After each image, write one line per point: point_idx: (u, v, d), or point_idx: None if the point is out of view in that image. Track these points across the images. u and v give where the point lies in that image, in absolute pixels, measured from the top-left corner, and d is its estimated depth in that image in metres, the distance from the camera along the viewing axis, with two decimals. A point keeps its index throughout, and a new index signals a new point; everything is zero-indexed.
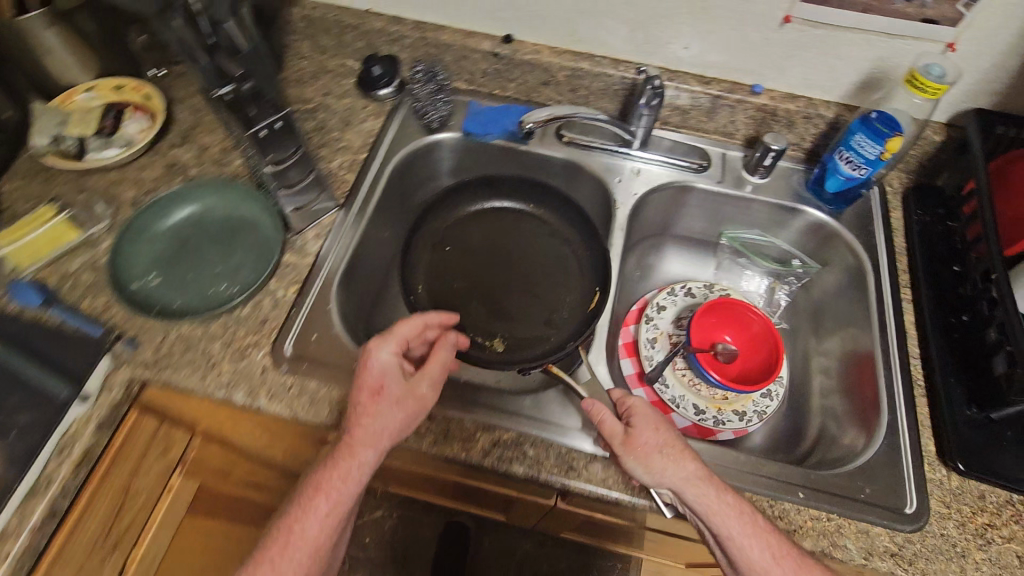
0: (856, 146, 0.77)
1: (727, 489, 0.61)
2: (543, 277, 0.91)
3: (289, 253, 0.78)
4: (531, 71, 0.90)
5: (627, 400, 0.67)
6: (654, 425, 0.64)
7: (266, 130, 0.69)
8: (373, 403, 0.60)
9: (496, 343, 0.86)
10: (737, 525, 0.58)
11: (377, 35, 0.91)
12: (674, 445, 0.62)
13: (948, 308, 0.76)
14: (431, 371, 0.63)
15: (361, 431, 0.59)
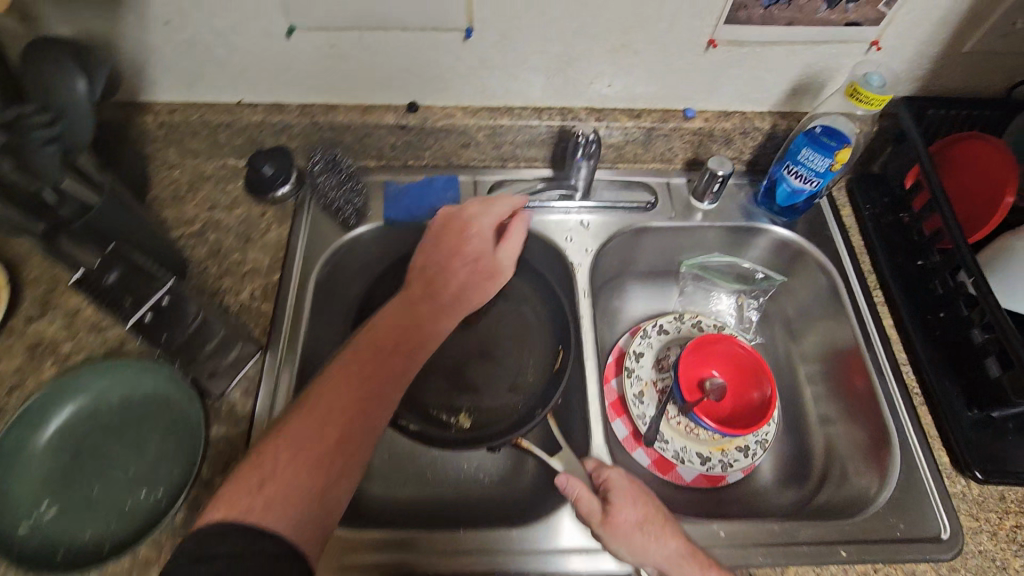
0: (804, 161, 0.74)
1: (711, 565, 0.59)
2: (506, 346, 0.83)
3: (216, 424, 0.65)
4: (446, 137, 0.80)
5: (603, 473, 0.65)
6: (632, 499, 0.62)
7: (150, 312, 0.60)
8: (428, 292, 0.68)
9: (463, 417, 0.78)
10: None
11: (257, 128, 0.77)
12: (654, 519, 0.61)
13: (923, 306, 0.74)
14: (501, 256, 0.73)
15: (384, 347, 0.62)
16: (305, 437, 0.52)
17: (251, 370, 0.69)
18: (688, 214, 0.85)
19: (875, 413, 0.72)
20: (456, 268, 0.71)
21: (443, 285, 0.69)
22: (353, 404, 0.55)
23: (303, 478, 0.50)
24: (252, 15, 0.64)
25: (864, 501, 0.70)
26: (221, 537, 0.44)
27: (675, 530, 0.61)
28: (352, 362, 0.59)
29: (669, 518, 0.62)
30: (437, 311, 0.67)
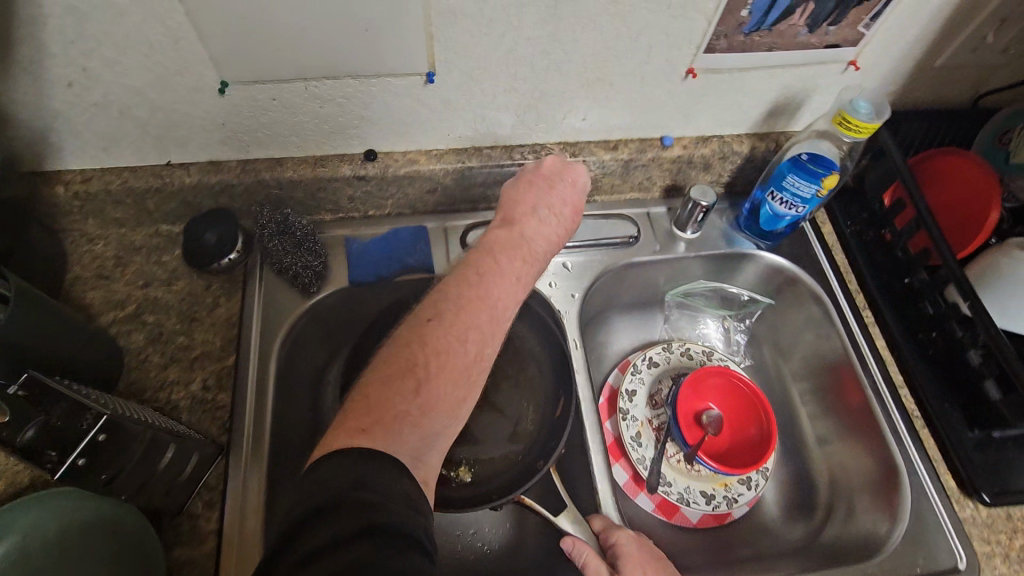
0: (791, 187, 0.71)
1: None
2: (496, 389, 0.74)
3: (177, 547, 0.56)
4: (411, 184, 0.73)
5: (613, 535, 0.64)
6: (642, 565, 0.62)
7: None
8: (516, 232, 0.60)
9: (462, 470, 0.70)
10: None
11: (193, 191, 0.68)
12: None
13: (915, 325, 0.74)
14: (569, 196, 0.65)
15: (482, 296, 0.54)
16: (414, 379, 0.48)
17: (212, 477, 0.60)
18: (671, 244, 0.81)
19: (882, 444, 0.70)
20: (536, 216, 0.62)
21: (528, 235, 0.60)
22: (445, 367, 0.50)
23: (403, 427, 0.46)
24: (176, 72, 0.56)
25: (874, 541, 0.67)
26: (357, 485, 0.39)
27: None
28: (452, 313, 0.52)
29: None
30: (532, 257, 0.60)
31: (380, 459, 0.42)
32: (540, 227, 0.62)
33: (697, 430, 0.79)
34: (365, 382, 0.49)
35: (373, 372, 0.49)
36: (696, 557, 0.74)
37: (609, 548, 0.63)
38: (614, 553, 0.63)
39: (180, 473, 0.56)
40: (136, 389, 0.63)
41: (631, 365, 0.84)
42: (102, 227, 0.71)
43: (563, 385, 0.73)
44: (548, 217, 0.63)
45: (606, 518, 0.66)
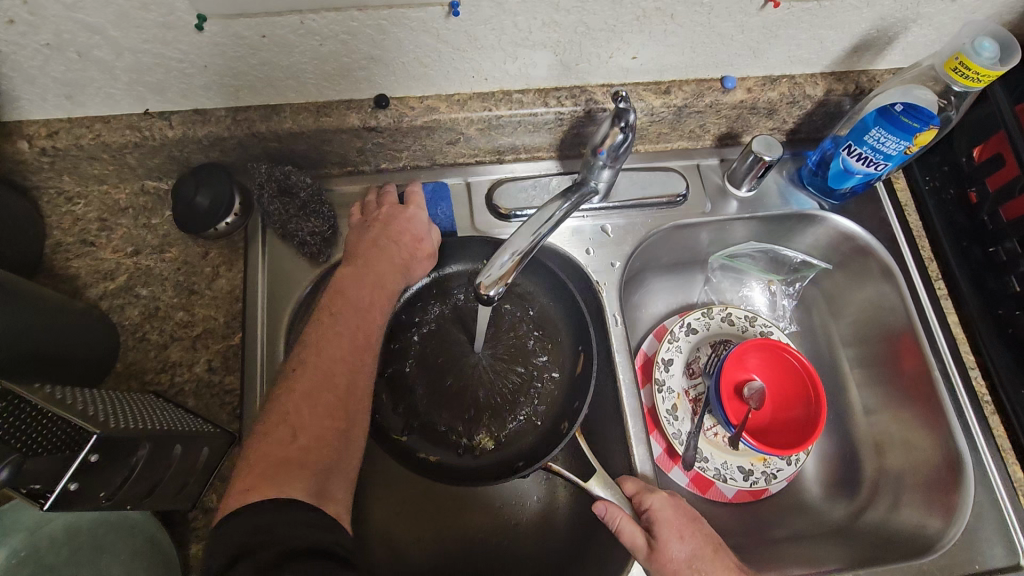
0: (873, 142, 0.61)
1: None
2: (530, 364, 0.67)
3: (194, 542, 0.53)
4: (429, 135, 0.63)
5: (647, 501, 0.57)
6: (680, 532, 0.55)
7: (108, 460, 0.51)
8: (364, 267, 0.59)
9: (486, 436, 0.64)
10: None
11: (179, 145, 0.59)
12: (703, 550, 0.55)
13: (997, 302, 0.66)
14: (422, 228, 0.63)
15: (363, 329, 0.57)
16: (290, 425, 0.50)
17: (226, 466, 0.56)
18: (722, 202, 0.72)
19: (944, 433, 0.65)
20: (400, 242, 0.61)
21: (393, 257, 0.60)
22: (328, 407, 0.52)
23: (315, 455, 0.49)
24: (141, 4, 0.45)
25: (922, 535, 0.63)
26: (252, 533, 0.41)
27: (722, 552, 0.56)
28: (333, 346, 0.55)
29: (718, 545, 0.56)
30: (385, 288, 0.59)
31: (280, 502, 0.43)
32: (401, 252, 0.60)
33: (739, 404, 0.73)
34: (268, 418, 0.50)
35: (274, 409, 0.51)
36: (735, 535, 0.70)
37: (643, 514, 0.57)
38: (650, 519, 0.56)
39: (193, 468, 0.51)
40: (135, 370, 0.57)
41: (668, 333, 0.78)
42: (80, 184, 0.62)
43: (580, 336, 0.67)
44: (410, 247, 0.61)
45: (639, 481, 0.59)
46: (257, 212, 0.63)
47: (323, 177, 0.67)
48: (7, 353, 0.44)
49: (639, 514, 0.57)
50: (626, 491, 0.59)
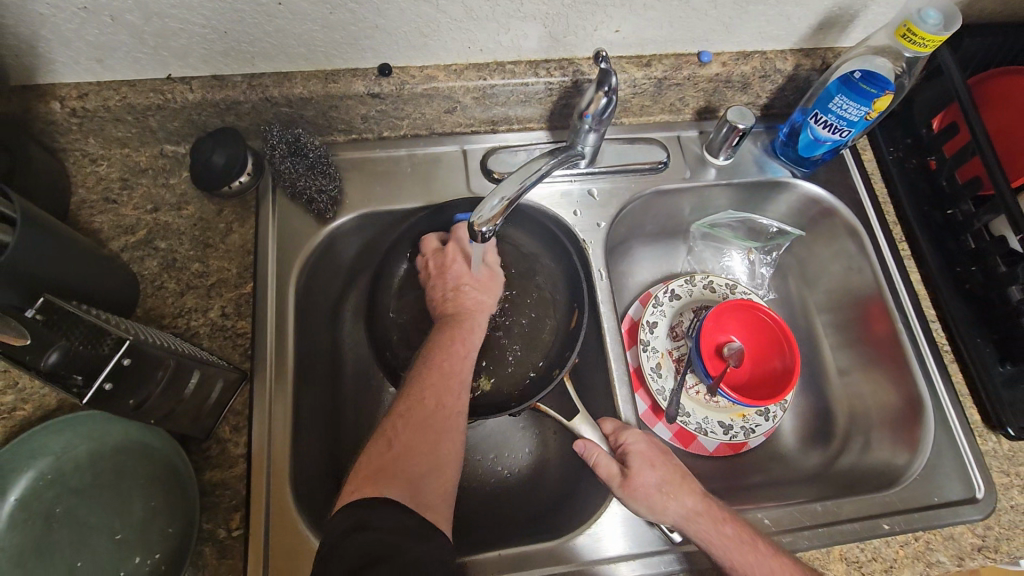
0: (837, 109, 0.67)
1: (730, 518, 0.57)
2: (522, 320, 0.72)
3: (208, 470, 0.57)
4: (428, 103, 0.68)
5: (623, 437, 0.61)
6: (650, 461, 0.60)
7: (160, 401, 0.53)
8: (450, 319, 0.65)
9: (485, 380, 0.68)
10: (745, 558, 0.55)
11: (197, 108, 0.64)
12: (673, 478, 0.59)
13: (952, 257, 0.72)
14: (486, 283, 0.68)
15: (446, 363, 0.60)
16: (389, 436, 0.54)
17: (238, 402, 0.60)
18: (701, 170, 0.77)
19: (908, 380, 0.70)
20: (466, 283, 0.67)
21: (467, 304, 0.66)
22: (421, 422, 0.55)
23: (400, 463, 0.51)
24: None
25: (891, 471, 0.68)
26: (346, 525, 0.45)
27: (691, 480, 0.60)
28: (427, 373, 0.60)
29: (687, 475, 0.61)
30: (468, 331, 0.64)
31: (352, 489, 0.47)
32: (469, 293, 0.67)
33: (719, 361, 0.77)
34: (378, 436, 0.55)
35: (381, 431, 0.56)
36: (714, 483, 0.74)
37: (618, 449, 0.61)
38: (624, 453, 0.61)
39: (207, 398, 0.56)
40: (154, 314, 0.62)
41: (653, 298, 0.82)
42: (104, 146, 0.67)
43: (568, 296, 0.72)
44: (474, 283, 0.68)
45: (617, 420, 0.63)
46: (268, 173, 0.68)
47: (329, 144, 0.72)
48: (46, 281, 0.49)
49: (615, 450, 0.62)
50: (603, 430, 0.63)
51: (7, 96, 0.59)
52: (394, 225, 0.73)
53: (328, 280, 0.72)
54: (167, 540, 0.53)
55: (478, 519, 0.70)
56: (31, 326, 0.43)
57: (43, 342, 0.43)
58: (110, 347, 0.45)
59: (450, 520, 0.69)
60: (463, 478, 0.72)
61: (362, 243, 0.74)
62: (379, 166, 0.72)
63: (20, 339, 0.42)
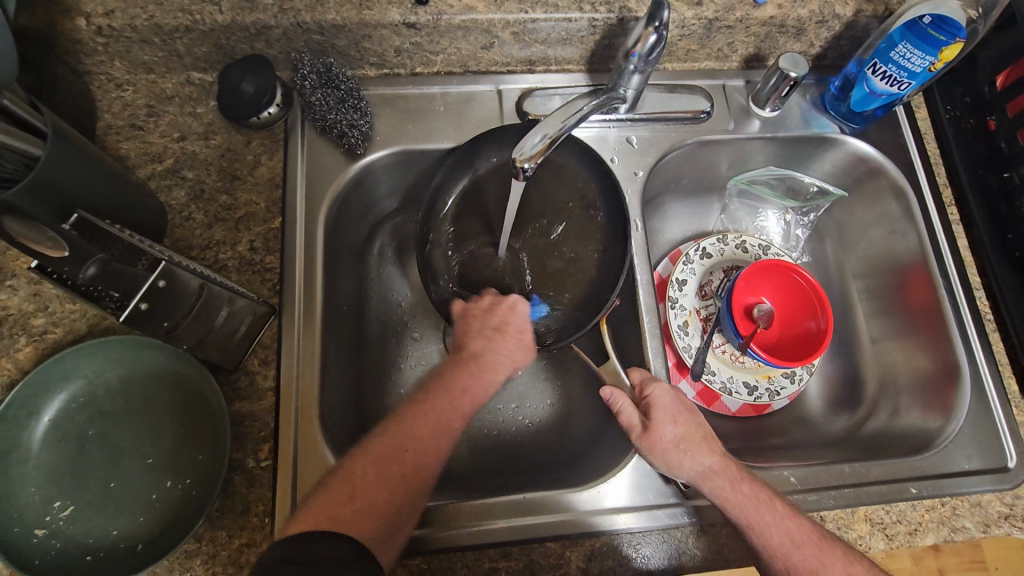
0: (899, 59, 0.63)
1: (749, 479, 0.55)
2: None
3: (238, 401, 0.57)
4: (465, 36, 0.65)
5: (649, 390, 0.59)
6: (674, 417, 0.57)
7: (177, 323, 0.50)
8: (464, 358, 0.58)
9: None
10: (760, 518, 0.53)
11: (226, 33, 0.61)
12: (693, 436, 0.57)
13: (1001, 222, 0.69)
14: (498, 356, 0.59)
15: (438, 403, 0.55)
16: (354, 485, 0.49)
17: (266, 335, 0.59)
18: (745, 121, 0.74)
19: (946, 348, 0.68)
20: (508, 334, 0.59)
21: (491, 357, 0.58)
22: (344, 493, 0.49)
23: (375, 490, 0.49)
24: None
25: (923, 434, 0.67)
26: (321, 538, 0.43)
27: (713, 442, 0.58)
28: (441, 401, 0.55)
29: (708, 435, 0.58)
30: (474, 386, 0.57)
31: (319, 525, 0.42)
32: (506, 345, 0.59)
33: (748, 322, 0.75)
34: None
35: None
36: (737, 442, 0.73)
37: (643, 400, 0.59)
38: (648, 405, 0.58)
39: (236, 329, 0.55)
40: (181, 245, 0.61)
41: (684, 255, 0.79)
42: (129, 71, 0.65)
43: None
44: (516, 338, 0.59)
45: (646, 372, 0.61)
46: (298, 105, 0.66)
47: (359, 79, 0.69)
48: (73, 201, 0.48)
49: (639, 401, 0.60)
50: (630, 380, 0.61)
51: (31, 10, 0.57)
52: (425, 167, 0.71)
53: (355, 220, 0.71)
54: (197, 467, 0.54)
55: (499, 465, 0.70)
56: (67, 240, 0.46)
57: (81, 255, 0.47)
58: (146, 267, 0.48)
59: (471, 464, 0.70)
60: (485, 425, 0.72)
61: (392, 183, 0.72)
62: (412, 103, 0.69)
63: (58, 251, 0.47)
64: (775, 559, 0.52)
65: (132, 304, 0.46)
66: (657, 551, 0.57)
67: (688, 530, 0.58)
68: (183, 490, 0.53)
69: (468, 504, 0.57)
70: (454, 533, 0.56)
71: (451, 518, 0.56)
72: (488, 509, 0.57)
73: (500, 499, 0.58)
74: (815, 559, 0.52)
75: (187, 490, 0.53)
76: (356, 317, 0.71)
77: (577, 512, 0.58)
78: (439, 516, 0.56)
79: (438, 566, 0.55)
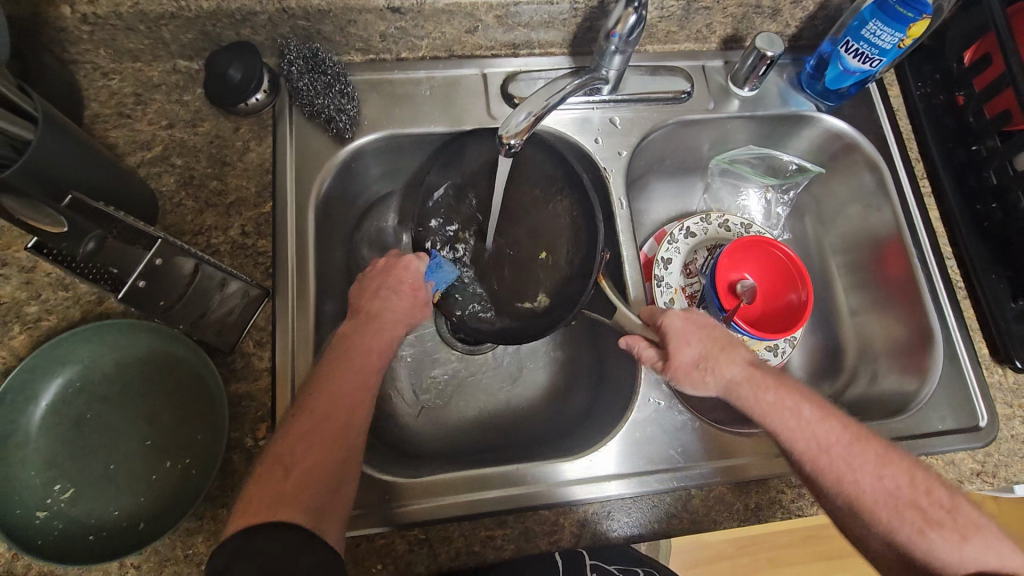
0: (870, 37, 0.65)
1: (778, 384, 0.58)
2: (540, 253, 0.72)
3: (234, 382, 0.58)
4: (450, 20, 0.66)
5: (661, 320, 0.60)
6: (690, 340, 0.58)
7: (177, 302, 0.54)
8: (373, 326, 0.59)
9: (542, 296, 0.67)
10: (787, 422, 0.56)
11: (211, 18, 0.61)
12: (712, 352, 0.58)
13: (972, 193, 0.72)
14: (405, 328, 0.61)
15: None
16: None
17: (260, 318, 0.60)
18: (725, 100, 0.75)
19: (921, 316, 0.71)
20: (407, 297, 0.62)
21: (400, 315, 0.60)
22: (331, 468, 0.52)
23: None
24: None
25: (901, 399, 0.69)
26: None
27: (735, 355, 0.59)
28: None
29: (727, 345, 0.59)
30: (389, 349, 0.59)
31: None
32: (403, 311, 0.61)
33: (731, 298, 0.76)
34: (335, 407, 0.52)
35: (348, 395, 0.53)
36: None
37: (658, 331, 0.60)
38: (664, 336, 0.59)
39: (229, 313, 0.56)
40: (172, 231, 0.61)
41: (668, 235, 0.80)
42: (115, 59, 0.65)
43: None
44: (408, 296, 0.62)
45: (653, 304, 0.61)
46: (285, 92, 0.67)
47: (345, 65, 0.70)
48: (64, 182, 0.49)
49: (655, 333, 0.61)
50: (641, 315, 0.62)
51: None
52: (413, 152, 0.72)
53: (345, 205, 0.72)
54: (197, 447, 0.55)
55: (492, 442, 0.71)
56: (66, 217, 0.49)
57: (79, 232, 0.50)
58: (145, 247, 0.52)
59: (466, 441, 0.71)
60: (479, 404, 0.74)
61: (381, 168, 0.73)
62: (397, 88, 0.70)
63: (58, 226, 0.50)
64: (808, 463, 0.55)
65: (130, 280, 0.50)
66: (647, 516, 0.59)
67: (680, 495, 0.60)
68: (181, 468, 0.54)
69: (463, 478, 0.59)
70: (456, 505, 0.57)
71: (450, 490, 0.58)
72: (478, 482, 0.58)
73: (494, 471, 0.59)
74: (844, 460, 0.54)
75: (186, 468, 0.54)
76: (348, 301, 0.72)
77: (544, 484, 0.59)
78: (416, 489, 0.58)
79: (435, 536, 0.56)
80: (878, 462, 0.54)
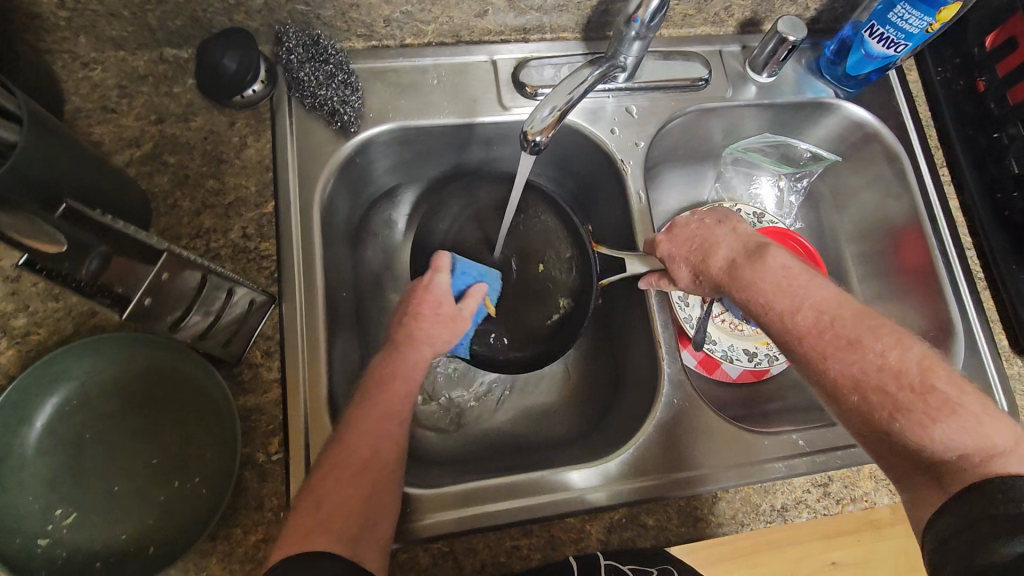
0: (896, 21, 0.63)
1: (757, 266, 0.55)
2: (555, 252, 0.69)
3: (243, 395, 0.55)
4: (459, 4, 0.62)
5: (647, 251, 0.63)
6: (674, 257, 0.61)
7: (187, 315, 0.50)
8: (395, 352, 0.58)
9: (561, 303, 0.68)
10: (770, 312, 0.54)
11: (201, 3, 0.57)
12: (695, 259, 0.59)
13: (991, 181, 0.70)
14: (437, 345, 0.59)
15: None
16: None
17: (267, 326, 0.57)
18: (742, 86, 0.73)
19: (939, 305, 0.70)
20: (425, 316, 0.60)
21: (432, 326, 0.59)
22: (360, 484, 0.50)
23: None
24: None
25: None
26: None
27: (720, 247, 0.59)
28: None
29: (707, 246, 0.59)
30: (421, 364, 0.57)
31: None
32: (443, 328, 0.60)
33: None
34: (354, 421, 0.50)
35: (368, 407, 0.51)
36: (739, 408, 0.74)
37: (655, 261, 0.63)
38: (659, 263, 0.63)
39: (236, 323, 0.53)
40: (168, 234, 0.57)
41: None
42: (96, 48, 0.60)
43: None
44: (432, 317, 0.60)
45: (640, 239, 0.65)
46: (283, 82, 0.63)
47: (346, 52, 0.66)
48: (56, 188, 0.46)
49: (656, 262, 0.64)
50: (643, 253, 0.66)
51: None
52: (420, 144, 0.69)
53: (349, 202, 0.68)
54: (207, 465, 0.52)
55: (509, 444, 0.69)
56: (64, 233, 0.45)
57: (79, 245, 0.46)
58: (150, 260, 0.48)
59: (481, 445, 0.69)
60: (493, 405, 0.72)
61: (387, 162, 0.70)
62: (403, 77, 0.66)
63: (55, 246, 0.45)
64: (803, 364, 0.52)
65: (136, 298, 0.46)
66: (673, 518, 0.58)
67: (706, 496, 0.59)
68: (190, 488, 0.51)
69: (486, 488, 0.57)
70: (479, 514, 0.56)
71: (472, 499, 0.56)
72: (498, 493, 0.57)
73: (515, 477, 0.58)
74: (826, 344, 0.51)
75: (195, 488, 0.51)
76: (355, 302, 0.69)
77: (553, 494, 0.57)
78: (438, 500, 0.56)
79: (460, 548, 0.55)
80: (851, 346, 0.50)
